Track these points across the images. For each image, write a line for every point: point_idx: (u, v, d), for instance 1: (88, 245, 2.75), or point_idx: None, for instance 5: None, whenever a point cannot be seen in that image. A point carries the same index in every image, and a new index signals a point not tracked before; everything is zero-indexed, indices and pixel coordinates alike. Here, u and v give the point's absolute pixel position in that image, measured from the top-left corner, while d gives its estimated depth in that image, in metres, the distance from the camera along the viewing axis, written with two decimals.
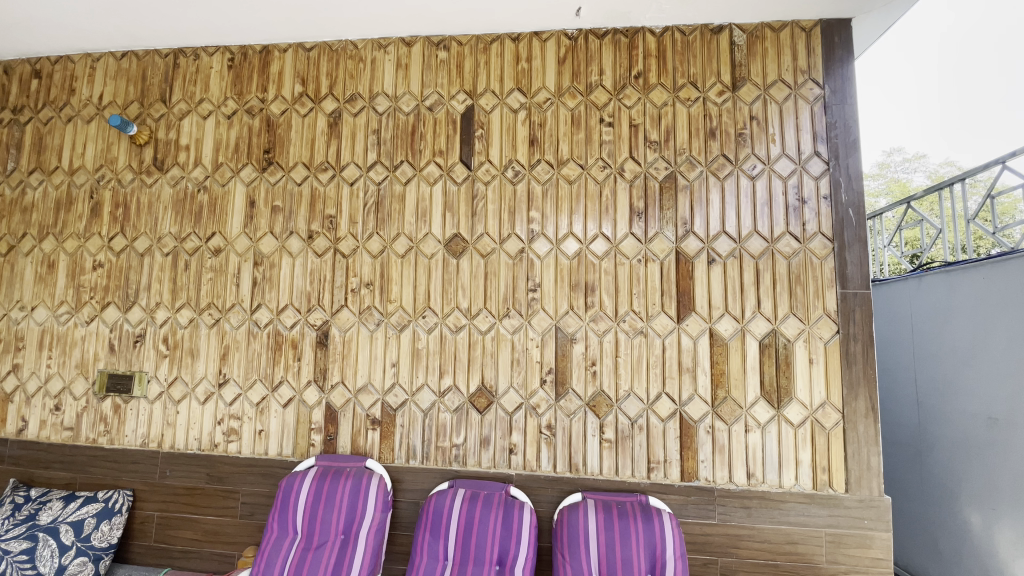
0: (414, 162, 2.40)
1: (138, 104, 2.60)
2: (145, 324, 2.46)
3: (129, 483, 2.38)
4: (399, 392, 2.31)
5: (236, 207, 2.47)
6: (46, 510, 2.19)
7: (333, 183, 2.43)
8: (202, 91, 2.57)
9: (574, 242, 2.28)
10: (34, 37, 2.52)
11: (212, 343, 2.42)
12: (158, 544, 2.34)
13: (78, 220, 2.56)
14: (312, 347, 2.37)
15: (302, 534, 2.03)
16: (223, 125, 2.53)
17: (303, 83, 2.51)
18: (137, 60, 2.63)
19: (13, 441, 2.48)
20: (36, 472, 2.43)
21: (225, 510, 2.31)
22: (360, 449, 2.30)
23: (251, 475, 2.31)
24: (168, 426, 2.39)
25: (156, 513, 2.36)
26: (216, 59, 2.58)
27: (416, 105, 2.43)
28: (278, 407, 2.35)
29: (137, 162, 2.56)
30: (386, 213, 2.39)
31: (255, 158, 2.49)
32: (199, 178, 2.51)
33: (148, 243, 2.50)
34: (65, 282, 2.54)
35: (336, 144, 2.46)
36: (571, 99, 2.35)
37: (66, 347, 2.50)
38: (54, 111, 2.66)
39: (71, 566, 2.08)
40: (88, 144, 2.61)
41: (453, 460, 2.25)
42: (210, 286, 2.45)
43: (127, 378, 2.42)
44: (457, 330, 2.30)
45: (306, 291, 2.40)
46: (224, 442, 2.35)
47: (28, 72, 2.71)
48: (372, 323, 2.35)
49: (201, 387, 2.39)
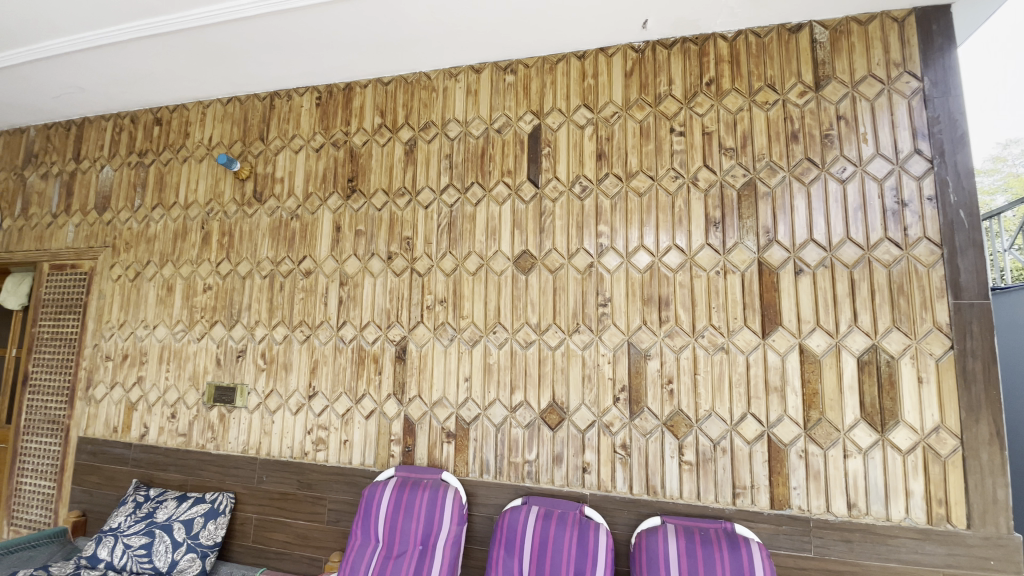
0: (484, 182, 2.48)
1: (241, 143, 2.91)
2: (246, 340, 2.70)
3: (231, 486, 2.60)
4: (472, 407, 2.35)
5: (324, 232, 2.67)
6: (163, 509, 2.45)
7: (409, 207, 2.57)
8: (294, 128, 2.82)
9: (645, 255, 2.23)
10: (158, 89, 2.90)
11: (303, 357, 2.60)
12: (255, 545, 2.52)
13: (191, 248, 2.88)
14: (392, 361, 2.48)
15: (383, 542, 2.11)
16: (312, 158, 2.76)
17: (382, 115, 2.69)
18: (240, 104, 2.95)
19: (137, 445, 2.79)
20: (155, 473, 2.72)
21: (314, 516, 2.45)
22: (436, 461, 2.36)
23: (338, 483, 2.44)
24: (264, 434, 2.59)
25: (254, 516, 2.54)
26: (306, 98, 2.83)
27: (485, 128, 2.52)
28: (361, 418, 2.47)
29: (240, 196, 2.85)
30: (458, 233, 2.48)
31: (340, 187, 2.69)
32: (293, 207, 2.75)
33: (249, 267, 2.76)
34: (181, 304, 2.86)
35: (412, 170, 2.60)
36: (640, 111, 2.32)
37: (181, 361, 2.80)
38: (173, 153, 3.03)
39: (182, 561, 2.30)
40: (200, 181, 2.94)
41: (526, 476, 2.24)
42: (302, 305, 2.65)
43: (231, 390, 2.67)
44: (527, 345, 2.32)
45: (386, 308, 2.53)
46: (313, 451, 2.51)
47: (151, 120, 3.12)
48: (446, 338, 2.43)
49: (293, 398, 2.58)
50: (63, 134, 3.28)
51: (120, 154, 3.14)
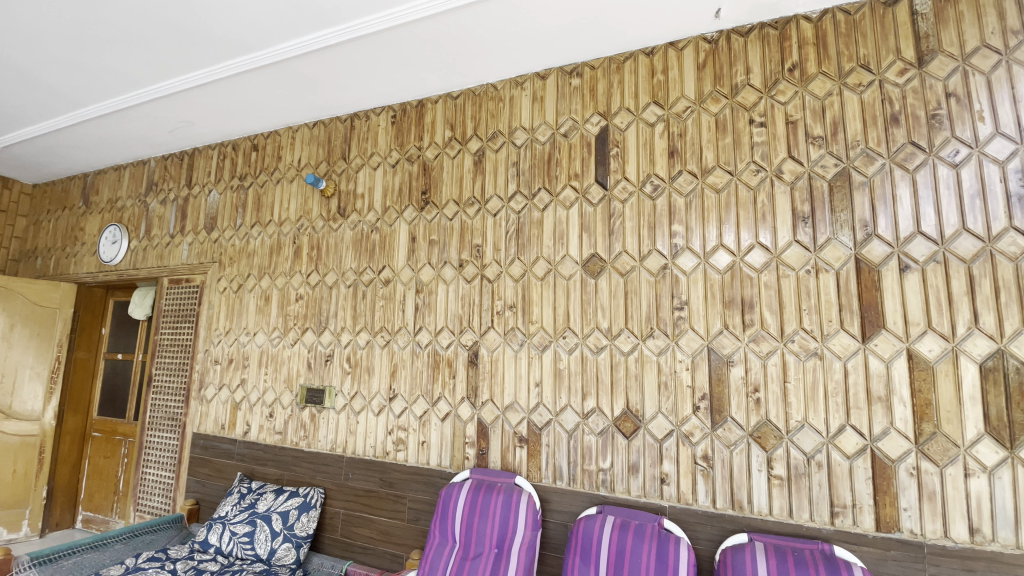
0: (552, 187, 2.48)
1: (325, 163, 3.14)
2: (333, 345, 2.90)
3: (321, 482, 2.78)
4: (543, 412, 2.35)
5: (401, 243, 2.81)
6: (263, 500, 2.68)
7: (479, 215, 2.63)
8: (372, 146, 3.00)
9: (725, 254, 2.12)
10: (254, 118, 3.21)
11: (384, 361, 2.75)
12: (343, 539, 2.67)
13: (285, 262, 3.15)
14: (465, 366, 2.55)
15: (460, 542, 2.16)
16: (389, 173, 2.92)
17: (452, 128, 2.79)
18: (324, 127, 3.19)
19: (241, 441, 3.07)
20: (256, 467, 2.98)
21: (395, 513, 2.57)
22: (510, 465, 2.38)
23: (416, 482, 2.54)
24: (350, 434, 2.76)
25: (341, 511, 2.70)
26: (382, 117, 3.00)
27: (551, 133, 2.53)
28: (438, 420, 2.56)
29: (326, 212, 3.07)
30: (526, 239, 2.50)
31: (415, 200, 2.82)
32: (372, 221, 2.92)
33: (335, 278, 2.96)
34: (276, 312, 3.12)
35: (480, 179, 2.66)
36: (715, 104, 2.22)
37: (277, 364, 3.05)
38: (268, 175, 3.33)
39: (280, 549, 2.50)
40: (291, 199, 3.21)
41: (601, 485, 2.20)
42: (382, 312, 2.80)
43: (320, 392, 2.87)
44: (598, 350, 2.28)
45: (459, 314, 2.60)
46: (393, 451, 2.63)
47: (249, 147, 3.45)
48: (516, 343, 2.45)
49: (376, 400, 2.73)
50: (177, 163, 3.72)
51: (224, 178, 3.51)
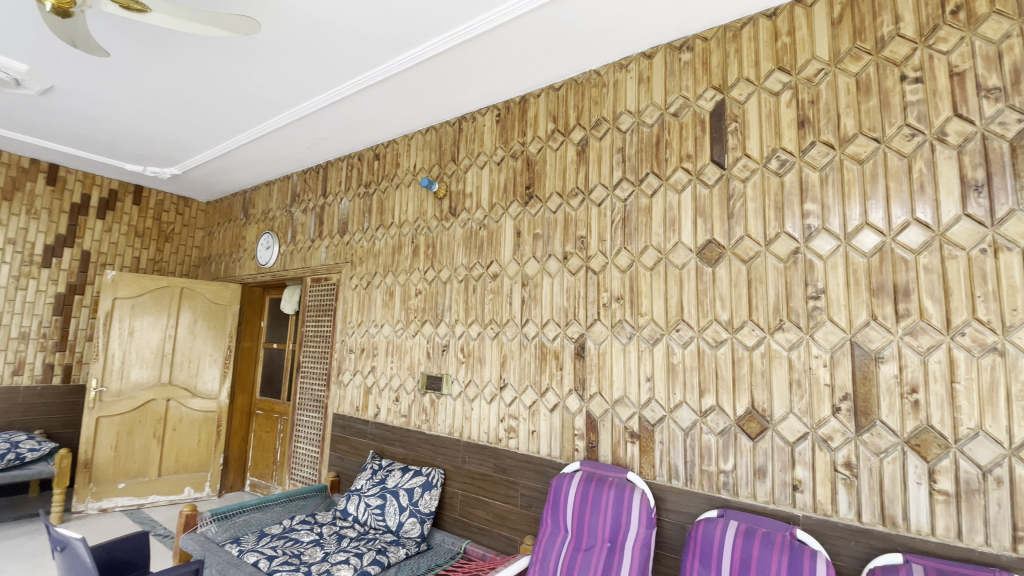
0: (661, 171, 2.37)
1: (437, 166, 3.33)
2: (448, 336, 3.08)
3: (441, 463, 2.98)
4: (656, 408, 2.26)
5: (507, 238, 2.89)
6: (392, 477, 2.94)
7: (583, 206, 2.60)
8: (479, 146, 3.11)
9: (872, 234, 1.85)
10: (375, 130, 3.51)
11: (494, 352, 2.85)
12: (461, 518, 2.84)
13: (405, 260, 3.40)
14: (572, 358, 2.54)
15: (572, 533, 2.17)
16: (495, 171, 3.01)
17: (555, 120, 2.78)
18: (435, 132, 3.38)
19: (371, 422, 3.40)
20: (384, 447, 3.27)
21: (509, 499, 2.66)
22: (621, 460, 2.33)
23: (528, 470, 2.60)
24: (466, 420, 2.91)
25: (459, 493, 2.87)
26: (488, 117, 3.10)
27: (660, 114, 2.41)
28: (547, 411, 2.59)
29: (439, 213, 3.26)
30: (633, 227, 2.42)
31: (519, 195, 2.87)
32: (480, 218, 3.03)
33: (449, 273, 3.14)
34: (399, 306, 3.40)
35: (584, 169, 2.63)
36: (854, 62, 1.95)
37: (401, 353, 3.33)
38: (388, 181, 3.63)
39: (407, 523, 2.73)
40: (408, 202, 3.46)
41: (722, 487, 2.06)
42: (491, 305, 2.90)
43: (439, 379, 3.07)
44: (717, 345, 2.14)
45: (565, 307, 2.61)
46: (506, 438, 2.73)
47: (371, 156, 3.79)
48: (625, 336, 2.39)
49: (488, 389, 2.84)
50: (314, 176, 4.21)
51: (352, 187, 3.89)
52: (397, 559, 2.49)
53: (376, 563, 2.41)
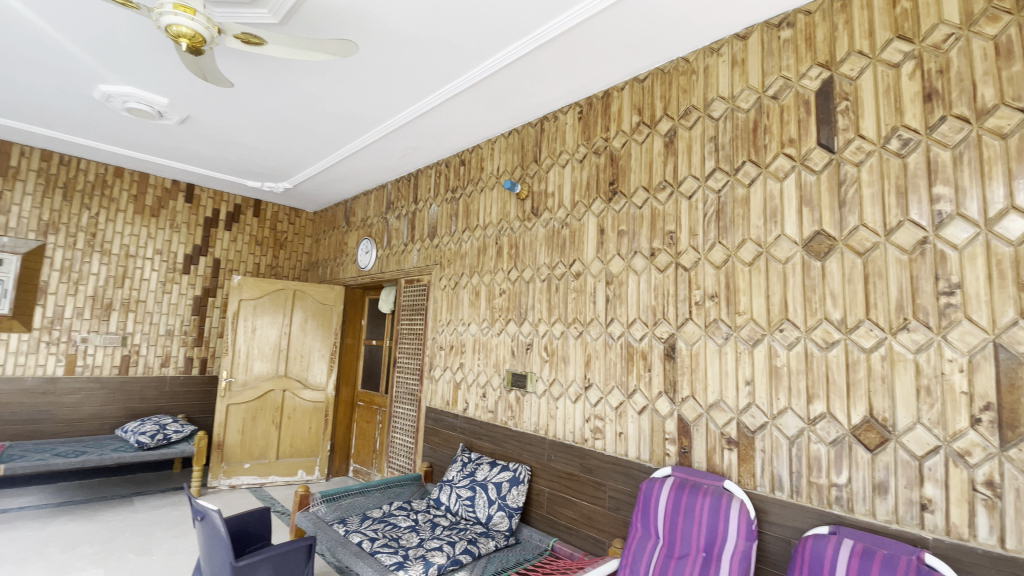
0: (759, 159, 2.22)
1: (520, 167, 3.38)
2: (532, 335, 3.12)
3: (527, 460, 3.02)
4: (756, 413, 2.12)
5: (590, 235, 2.86)
6: (480, 471, 3.05)
7: (672, 200, 2.51)
8: (561, 144, 3.12)
9: (1020, 219, 1.60)
10: (460, 136, 3.64)
11: (578, 351, 2.84)
12: (548, 516, 2.86)
13: (490, 261, 3.50)
14: (661, 359, 2.46)
15: (664, 540, 2.11)
16: (577, 169, 2.99)
17: (640, 113, 2.71)
18: (518, 134, 3.44)
19: (461, 417, 3.54)
20: (473, 441, 3.39)
21: (597, 499, 2.63)
22: (717, 467, 2.22)
23: (616, 472, 2.56)
24: (551, 418, 2.93)
25: (546, 490, 2.89)
26: (570, 115, 3.09)
27: (756, 98, 2.26)
28: (635, 413, 2.53)
29: (522, 213, 3.31)
30: (728, 220, 2.29)
31: (603, 191, 2.83)
32: (563, 217, 3.03)
33: (532, 273, 3.18)
34: (485, 306, 3.50)
35: (672, 161, 2.53)
36: (993, 23, 1.69)
37: (487, 351, 3.42)
38: (473, 185, 3.75)
39: (496, 516, 2.81)
40: (492, 204, 3.55)
41: (834, 502, 1.89)
42: (575, 304, 2.89)
43: (524, 376, 3.12)
44: (827, 346, 1.96)
45: (652, 305, 2.53)
46: (592, 438, 2.70)
47: (457, 162, 3.94)
48: (720, 336, 2.27)
49: (573, 388, 2.84)
50: (406, 184, 4.47)
51: (440, 192, 4.07)
52: (487, 550, 2.57)
53: (468, 552, 2.51)
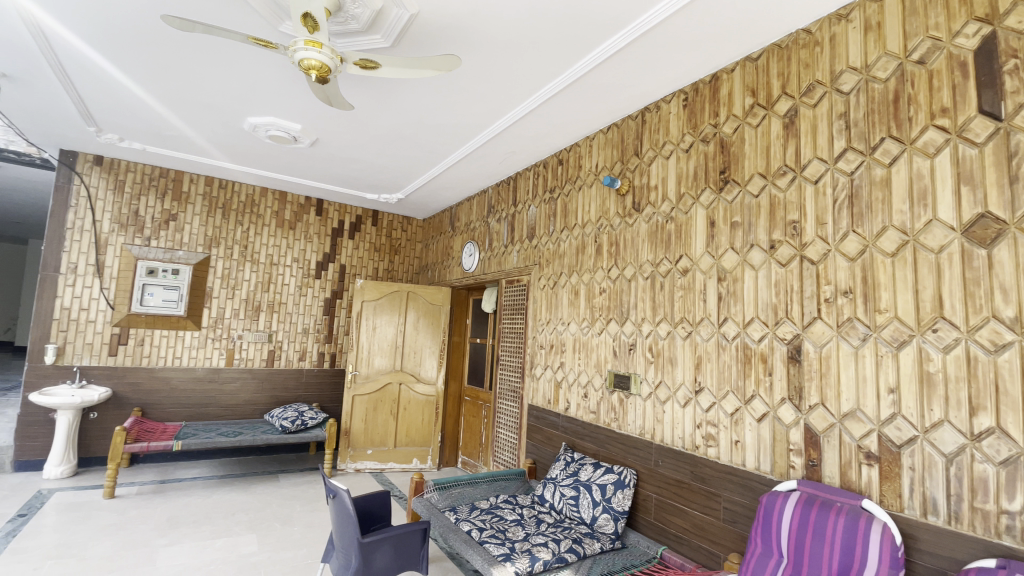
0: (901, 134, 1.94)
1: (620, 162, 3.31)
2: (635, 335, 3.03)
3: (633, 464, 2.95)
4: (903, 426, 1.85)
5: (698, 229, 2.71)
6: (584, 471, 3.04)
7: (794, 186, 2.29)
8: (665, 135, 2.99)
9: None
10: (559, 136, 3.67)
11: (687, 353, 2.70)
12: (657, 523, 2.76)
13: (589, 259, 3.47)
14: (784, 362, 2.26)
15: (788, 559, 1.92)
16: (682, 159, 2.86)
17: (754, 94, 2.51)
18: (617, 129, 3.37)
19: (563, 416, 3.55)
20: (576, 441, 3.38)
21: (710, 510, 2.49)
22: (853, 484, 1.98)
23: (731, 482, 2.40)
24: (658, 422, 2.82)
25: (653, 496, 2.80)
26: (673, 104, 2.96)
27: (896, 65, 1.98)
28: (753, 420, 2.35)
29: (622, 209, 3.24)
30: (864, 205, 2.03)
31: (712, 181, 2.67)
32: (667, 211, 2.91)
33: (634, 270, 3.09)
34: (585, 305, 3.47)
35: (794, 143, 2.31)
36: None
37: (588, 351, 3.39)
38: (572, 183, 3.74)
39: (601, 518, 2.78)
40: (591, 202, 3.52)
41: (1007, 534, 1.59)
42: (682, 302, 2.76)
43: (627, 378, 3.04)
44: (997, 350, 1.65)
45: (772, 303, 2.33)
46: (703, 445, 2.56)
47: (555, 162, 3.97)
48: (856, 338, 2.02)
49: (681, 391, 2.71)
50: (506, 187, 4.60)
51: (538, 193, 4.12)
52: (592, 551, 2.56)
53: (573, 551, 2.51)
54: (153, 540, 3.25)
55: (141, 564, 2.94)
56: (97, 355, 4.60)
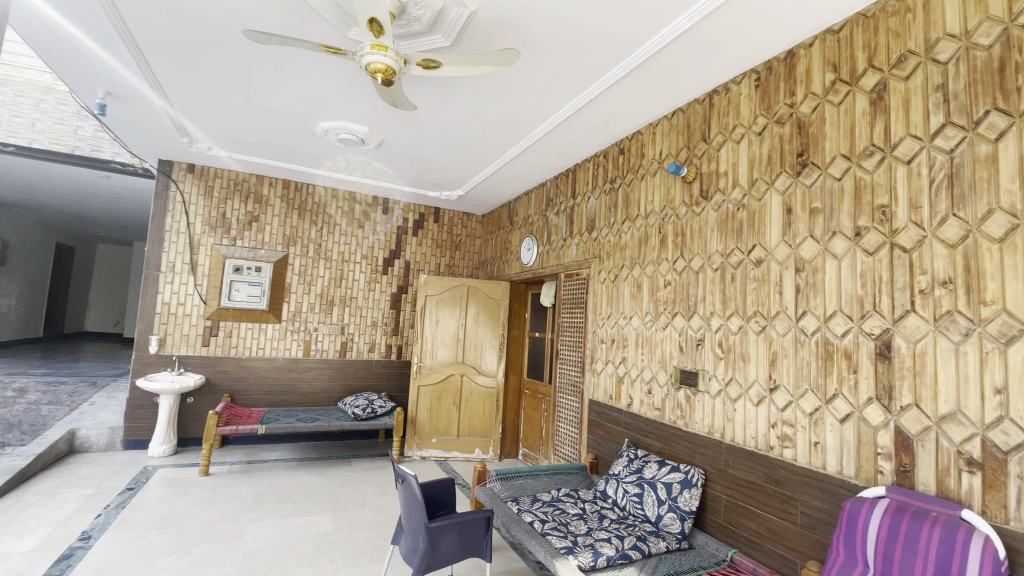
0: (1011, 105, 1.73)
1: (686, 149, 3.18)
2: (703, 330, 2.92)
3: (700, 464, 2.85)
4: (1013, 431, 1.66)
5: (774, 217, 2.56)
6: (648, 469, 2.97)
7: (882, 167, 2.10)
8: (735, 119, 2.84)
9: None
10: (620, 124, 3.59)
11: (761, 349, 2.56)
12: (727, 525, 2.65)
13: (653, 251, 3.37)
14: (871, 360, 2.08)
15: (875, 570, 1.79)
16: (755, 143, 2.70)
17: (835, 70, 2.33)
18: (683, 114, 3.24)
19: (625, 412, 3.49)
20: (639, 438, 3.31)
21: (786, 515, 2.35)
22: (952, 494, 1.80)
23: (810, 486, 2.26)
24: (728, 420, 2.70)
25: (723, 497, 2.69)
26: (744, 84, 2.81)
27: (1003, 29, 1.77)
28: (835, 421, 2.19)
29: (688, 198, 3.12)
30: (967, 186, 1.83)
31: (788, 165, 2.51)
32: (738, 198, 2.77)
33: (702, 262, 2.97)
34: (648, 298, 3.38)
35: (882, 121, 2.12)
36: None
37: (652, 346, 3.31)
38: (634, 173, 3.65)
39: (666, 517, 2.71)
40: (655, 191, 3.41)
41: None
42: (755, 295, 2.62)
43: (694, 374, 2.94)
44: None
45: (857, 295, 2.16)
46: (779, 446, 2.42)
47: (616, 152, 3.88)
48: (956, 333, 1.83)
49: (754, 389, 2.58)
50: (565, 180, 4.57)
51: (599, 185, 4.06)
52: (657, 550, 2.50)
53: (637, 549, 2.47)
54: (241, 515, 3.55)
55: (232, 536, 3.22)
56: (193, 345, 5.07)
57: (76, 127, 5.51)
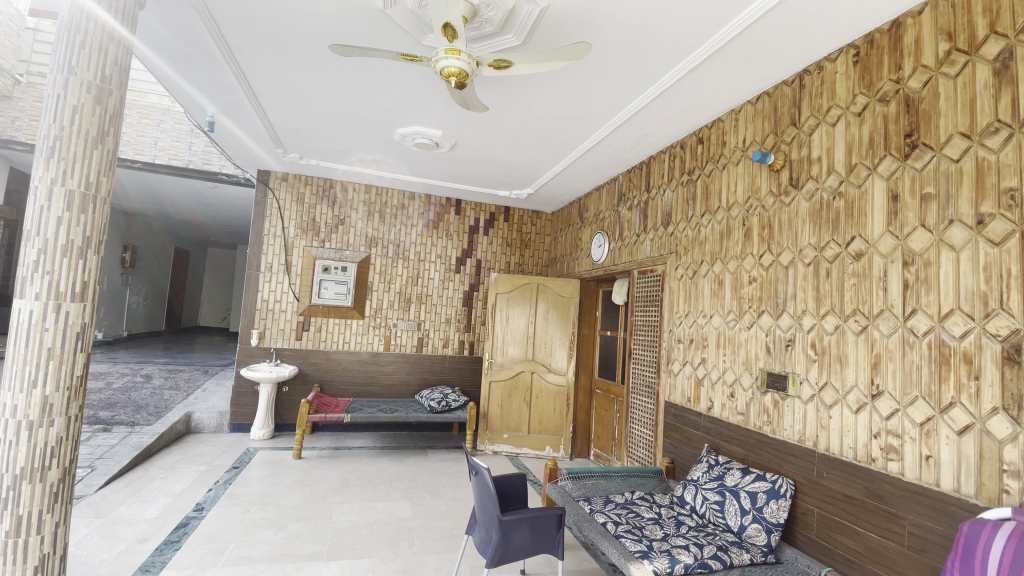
0: None
1: (772, 135, 2.97)
2: (794, 330, 2.71)
3: (790, 473, 2.65)
4: None
5: (877, 205, 2.32)
6: (730, 476, 2.82)
7: (1010, 145, 1.84)
8: (830, 99, 2.61)
9: None
10: (697, 113, 3.43)
11: (861, 351, 2.34)
12: (820, 542, 2.45)
13: (736, 245, 3.18)
14: (997, 365, 1.82)
15: None
16: (854, 125, 2.46)
17: (950, 38, 2.06)
18: (769, 98, 3.03)
19: (705, 415, 3.33)
20: (720, 443, 3.15)
21: (890, 534, 2.13)
22: None
23: (919, 504, 2.02)
24: (822, 428, 2.49)
25: (816, 511, 2.48)
26: (840, 61, 2.58)
27: None
28: (951, 433, 1.94)
29: (776, 187, 2.92)
30: None
31: (894, 147, 2.26)
32: (834, 185, 2.55)
33: (792, 256, 2.76)
34: (730, 295, 3.20)
35: (1009, 92, 1.85)
36: None
37: (735, 346, 3.13)
38: (714, 164, 3.46)
39: (750, 528, 2.55)
40: (737, 182, 3.22)
41: None
42: (854, 292, 2.39)
43: (783, 377, 2.74)
44: None
45: (979, 291, 1.90)
46: (882, 458, 2.19)
47: (695, 142, 3.71)
48: None
49: (853, 395, 2.36)
50: (638, 174, 4.44)
51: (675, 177, 3.90)
52: (740, 562, 2.37)
53: (718, 558, 2.34)
54: (329, 497, 3.83)
55: (321, 516, 3.48)
56: (288, 339, 5.54)
57: (190, 143, 6.20)
